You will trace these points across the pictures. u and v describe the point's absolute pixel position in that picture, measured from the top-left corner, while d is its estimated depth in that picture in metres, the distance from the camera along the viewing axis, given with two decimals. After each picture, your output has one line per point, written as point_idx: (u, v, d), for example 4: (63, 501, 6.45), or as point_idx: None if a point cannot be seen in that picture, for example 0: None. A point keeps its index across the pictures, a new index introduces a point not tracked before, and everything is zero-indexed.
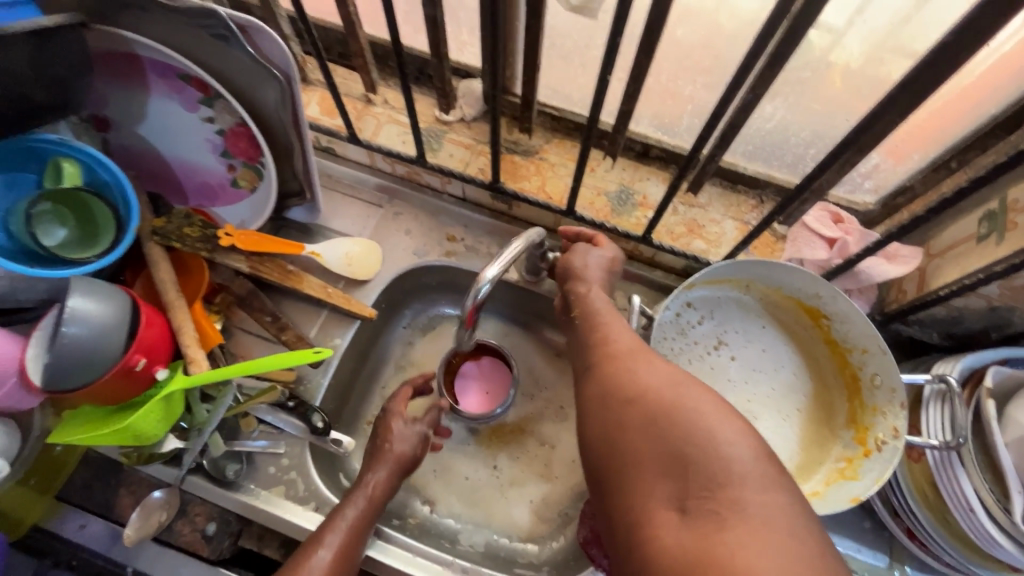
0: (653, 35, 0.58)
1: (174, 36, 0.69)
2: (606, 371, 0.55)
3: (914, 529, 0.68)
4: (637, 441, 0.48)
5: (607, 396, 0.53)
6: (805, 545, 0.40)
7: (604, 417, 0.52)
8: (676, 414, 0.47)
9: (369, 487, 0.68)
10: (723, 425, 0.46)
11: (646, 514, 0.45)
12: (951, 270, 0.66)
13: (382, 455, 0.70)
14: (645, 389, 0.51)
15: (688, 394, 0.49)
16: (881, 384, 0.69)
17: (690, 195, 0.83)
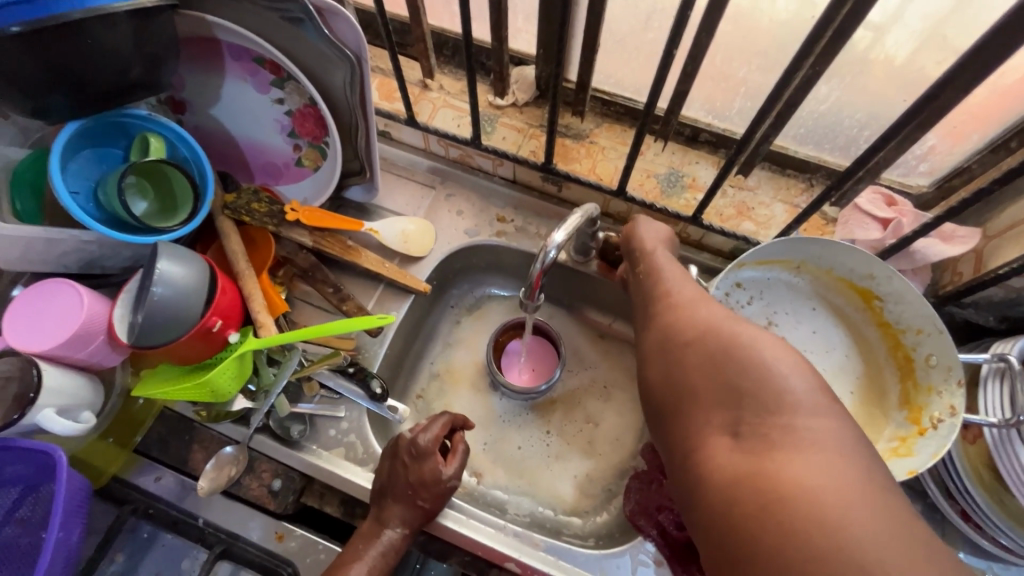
0: (716, 13, 0.60)
1: (255, 21, 0.74)
2: (667, 318, 0.60)
3: (969, 510, 0.68)
4: (695, 377, 0.53)
5: (667, 338, 0.58)
6: (853, 463, 0.44)
7: (665, 355, 0.57)
8: (731, 350, 0.51)
9: (390, 536, 0.67)
10: (777, 359, 0.49)
11: (703, 439, 0.50)
12: (1011, 249, 0.66)
13: (402, 506, 0.67)
14: (703, 330, 0.55)
15: (745, 331, 0.52)
16: (936, 364, 0.69)
17: (739, 178, 0.84)
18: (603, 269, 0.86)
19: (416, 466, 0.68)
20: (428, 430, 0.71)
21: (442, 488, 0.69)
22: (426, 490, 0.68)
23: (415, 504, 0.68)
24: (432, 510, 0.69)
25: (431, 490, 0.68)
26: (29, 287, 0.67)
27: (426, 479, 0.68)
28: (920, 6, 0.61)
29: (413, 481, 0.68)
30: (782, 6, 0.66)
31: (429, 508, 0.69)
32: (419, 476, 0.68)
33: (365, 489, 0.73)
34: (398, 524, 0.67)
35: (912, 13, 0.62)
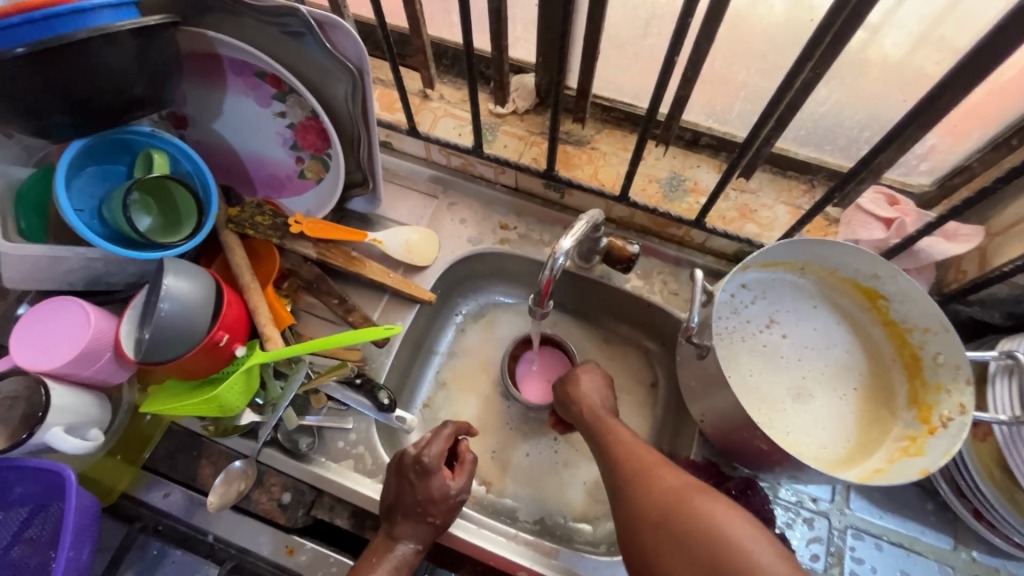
0: (716, 19, 0.60)
1: (255, 36, 0.74)
2: (629, 493, 0.59)
3: (982, 509, 0.68)
4: (660, 539, 0.54)
5: (630, 522, 0.58)
6: None
7: (635, 532, 0.57)
8: (690, 512, 0.54)
9: (401, 552, 0.66)
10: (732, 521, 0.52)
11: None
12: (1016, 245, 0.66)
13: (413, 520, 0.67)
14: (666, 496, 0.56)
15: (703, 496, 0.54)
16: (943, 362, 0.68)
17: (741, 181, 0.85)
18: (608, 275, 0.87)
19: (422, 483, 0.67)
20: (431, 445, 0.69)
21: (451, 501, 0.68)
22: (434, 506, 0.67)
23: (424, 520, 0.67)
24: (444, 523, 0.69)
25: (439, 504, 0.68)
26: (36, 305, 0.66)
27: (434, 495, 0.67)
28: (916, 8, 0.62)
29: (419, 499, 0.67)
30: (781, 10, 0.66)
31: (440, 522, 0.68)
32: (426, 493, 0.67)
33: (374, 500, 0.73)
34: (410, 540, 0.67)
35: (911, 14, 0.63)
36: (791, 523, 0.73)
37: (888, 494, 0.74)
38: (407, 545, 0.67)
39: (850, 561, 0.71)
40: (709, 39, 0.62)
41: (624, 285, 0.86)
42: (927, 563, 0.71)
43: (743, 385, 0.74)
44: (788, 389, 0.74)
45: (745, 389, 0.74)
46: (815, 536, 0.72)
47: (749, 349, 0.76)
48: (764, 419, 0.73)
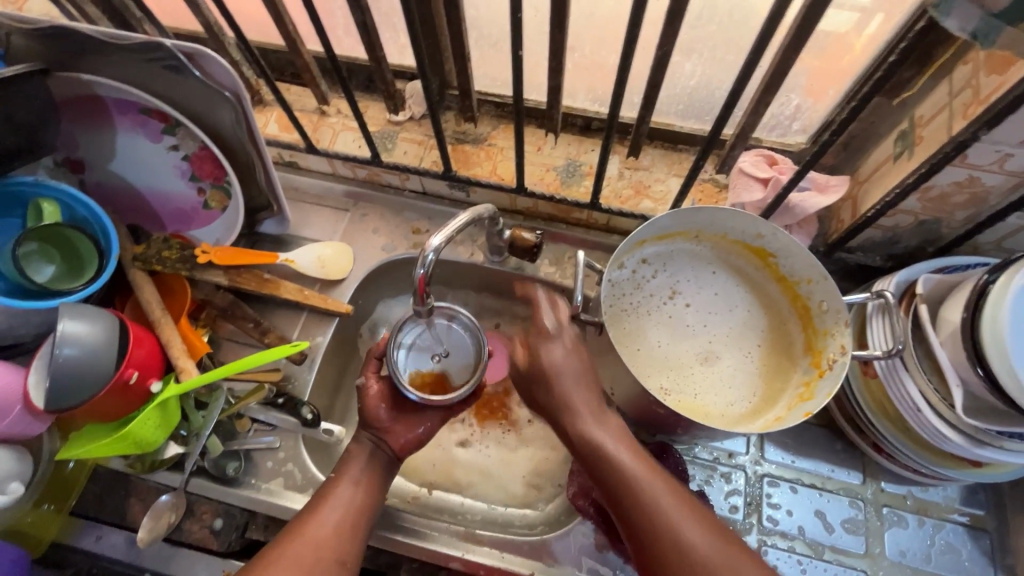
0: (560, 11, 0.63)
1: (131, 73, 0.75)
2: (630, 506, 0.59)
3: (880, 442, 0.72)
4: None
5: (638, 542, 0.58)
6: None
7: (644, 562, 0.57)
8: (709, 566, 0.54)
9: (368, 438, 0.70)
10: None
11: None
12: (875, 192, 0.70)
13: (368, 402, 0.70)
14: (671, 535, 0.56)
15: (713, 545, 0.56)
16: (827, 309, 0.72)
17: (633, 159, 0.87)
18: (520, 265, 0.89)
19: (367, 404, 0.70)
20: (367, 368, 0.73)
21: (404, 417, 0.71)
22: (388, 425, 0.70)
23: (377, 445, 0.70)
24: (407, 449, 0.71)
25: (399, 425, 0.70)
26: None
27: (370, 442, 0.70)
28: None
29: (368, 419, 0.70)
30: None
31: (395, 450, 0.70)
32: (370, 415, 0.70)
33: None
34: (331, 523, 0.62)
35: None
36: (709, 479, 0.76)
37: (798, 439, 0.78)
38: (342, 512, 0.64)
39: (767, 507, 0.74)
40: (559, 28, 0.65)
41: (537, 273, 0.88)
42: (840, 499, 0.75)
43: (649, 355, 0.76)
44: (694, 352, 0.77)
45: (653, 357, 0.76)
46: (733, 488, 0.75)
47: (654, 320, 0.79)
48: (671, 384, 0.75)
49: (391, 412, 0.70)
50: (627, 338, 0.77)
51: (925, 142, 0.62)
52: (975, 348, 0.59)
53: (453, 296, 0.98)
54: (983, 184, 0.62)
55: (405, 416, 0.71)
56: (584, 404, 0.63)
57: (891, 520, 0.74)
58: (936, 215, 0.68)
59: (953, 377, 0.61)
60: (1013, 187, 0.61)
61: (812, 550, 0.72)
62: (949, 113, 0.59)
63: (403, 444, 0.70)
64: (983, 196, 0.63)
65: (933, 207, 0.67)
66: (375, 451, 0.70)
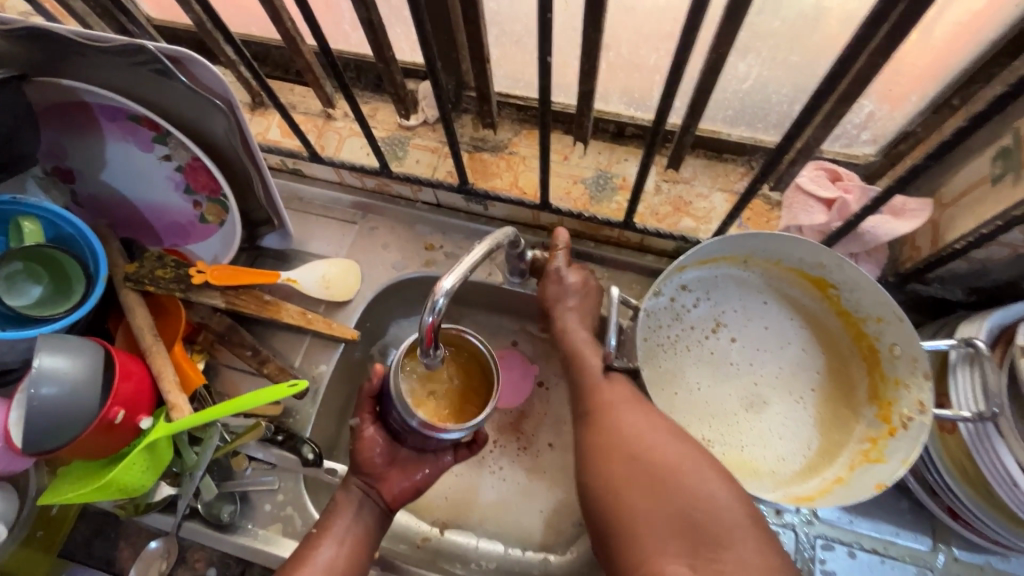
0: (597, 7, 0.53)
1: (116, 78, 0.68)
2: (602, 420, 0.58)
3: (956, 508, 0.62)
4: (639, 501, 0.52)
5: (602, 451, 0.56)
6: (768, 543, 0.49)
7: (601, 470, 0.55)
8: (678, 479, 0.51)
9: (355, 486, 0.64)
10: (704, 472, 0.52)
11: (655, 565, 0.49)
12: (965, 219, 0.59)
13: (361, 446, 0.64)
14: (640, 441, 0.55)
15: (693, 466, 0.52)
16: (901, 354, 0.62)
17: (673, 171, 0.77)
18: None
19: (359, 450, 0.64)
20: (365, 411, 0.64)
21: (400, 463, 0.65)
22: (382, 472, 0.64)
23: (367, 495, 0.64)
24: (399, 502, 0.65)
25: (393, 471, 0.65)
26: None
27: (356, 492, 0.63)
28: None
29: (361, 465, 0.64)
30: None
31: (387, 502, 0.64)
32: (364, 459, 0.64)
33: None
34: None
35: None
36: None
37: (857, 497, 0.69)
38: None
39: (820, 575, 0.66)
40: (594, 28, 0.55)
41: None
42: (905, 568, 0.66)
43: (689, 399, 0.67)
44: (739, 397, 0.68)
45: (692, 402, 0.67)
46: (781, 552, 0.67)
47: (694, 358, 0.70)
48: (712, 434, 0.66)
49: (387, 459, 0.64)
50: (663, 378, 0.68)
51: None
52: None
53: (468, 317, 0.90)
54: None
55: (401, 464, 0.65)
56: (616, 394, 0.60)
57: None
58: None
59: None
60: None
61: None
62: None
63: (396, 495, 0.64)
64: None
65: None
66: (363, 502, 0.63)
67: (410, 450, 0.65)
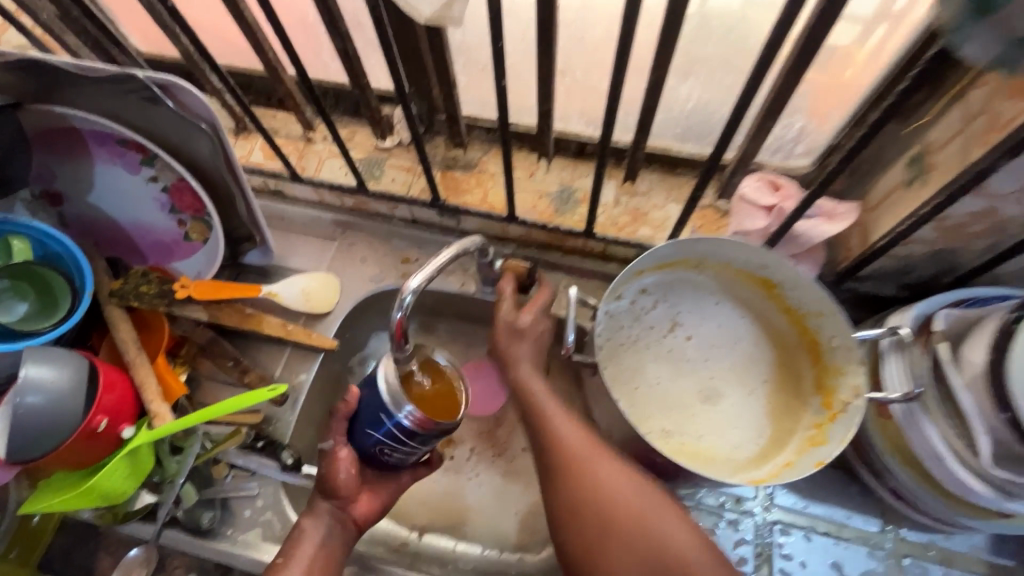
0: (547, 35, 0.60)
1: (107, 105, 0.72)
2: (571, 480, 0.62)
3: (898, 488, 0.67)
4: (615, 559, 0.59)
5: (575, 509, 0.61)
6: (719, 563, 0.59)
7: (577, 528, 0.61)
8: (645, 530, 0.59)
9: (326, 511, 0.65)
10: (665, 521, 0.60)
11: None
12: (886, 220, 0.66)
13: (337, 470, 0.64)
14: (612, 501, 0.61)
15: (655, 516, 0.60)
16: (838, 345, 0.68)
17: (630, 184, 0.83)
18: None
19: (332, 475, 0.64)
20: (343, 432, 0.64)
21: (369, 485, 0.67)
22: (355, 493, 0.66)
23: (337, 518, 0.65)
24: (367, 521, 0.67)
25: (364, 494, 0.67)
26: None
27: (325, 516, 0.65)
28: None
29: (335, 490, 0.64)
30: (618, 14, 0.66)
31: (357, 521, 0.66)
32: (336, 483, 0.64)
33: None
34: None
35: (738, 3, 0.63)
36: (715, 528, 0.71)
37: (809, 482, 0.73)
38: None
39: (779, 559, 0.69)
40: (546, 54, 0.61)
41: None
42: (857, 549, 0.69)
43: (649, 394, 0.72)
44: (696, 392, 0.72)
45: (652, 397, 0.72)
46: (741, 538, 0.70)
47: (654, 356, 0.75)
48: (672, 426, 0.71)
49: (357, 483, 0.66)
50: (625, 376, 0.73)
51: (941, 169, 0.57)
52: (1003, 396, 0.53)
53: (444, 326, 0.94)
54: (1003, 215, 0.58)
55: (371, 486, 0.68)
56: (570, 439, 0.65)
57: (913, 571, 0.68)
58: (952, 245, 0.64)
59: (977, 425, 0.56)
60: None
61: None
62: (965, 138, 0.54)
63: (367, 516, 0.66)
64: (1004, 227, 0.59)
65: (949, 237, 0.63)
66: (333, 527, 0.65)
67: (375, 471, 0.68)
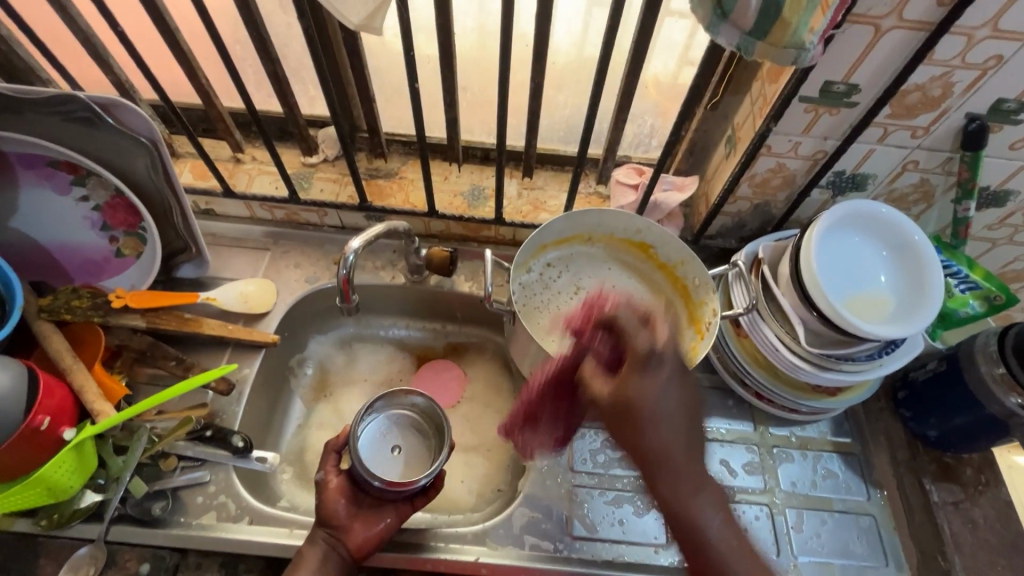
0: (447, 53, 0.75)
1: (39, 127, 0.77)
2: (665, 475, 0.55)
3: (760, 390, 0.84)
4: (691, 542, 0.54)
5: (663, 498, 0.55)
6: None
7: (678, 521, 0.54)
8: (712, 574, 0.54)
9: (325, 538, 0.69)
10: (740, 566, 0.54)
11: None
12: (717, 184, 0.87)
13: (330, 496, 0.71)
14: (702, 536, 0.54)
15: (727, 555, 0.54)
16: (699, 283, 0.86)
17: (529, 180, 1.00)
18: (439, 282, 0.97)
19: (327, 504, 0.71)
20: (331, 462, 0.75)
21: (362, 515, 0.72)
22: (346, 522, 0.70)
23: (332, 546, 0.69)
24: (363, 551, 0.70)
25: (357, 522, 0.71)
26: None
27: (327, 547, 0.69)
28: None
29: (327, 517, 0.70)
30: None
31: (352, 551, 0.69)
32: (329, 512, 0.70)
33: (250, 541, 0.73)
34: None
35: None
36: (629, 447, 0.84)
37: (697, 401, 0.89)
38: None
39: None
40: (448, 67, 0.77)
41: (455, 288, 0.97)
42: (738, 447, 0.86)
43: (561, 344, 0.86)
44: None
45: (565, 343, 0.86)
46: None
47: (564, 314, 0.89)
48: None
49: (350, 510, 0.71)
50: (541, 331, 0.87)
51: (743, 139, 0.79)
52: (805, 293, 0.73)
53: (378, 320, 1.03)
54: (789, 169, 0.81)
55: (363, 515, 0.72)
56: (666, 406, 0.56)
57: (781, 457, 0.85)
58: (764, 198, 0.86)
59: (796, 318, 0.75)
60: (809, 168, 0.80)
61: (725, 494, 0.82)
62: (753, 115, 0.76)
63: (360, 544, 0.69)
64: (792, 178, 0.82)
65: (760, 192, 0.85)
66: (329, 552, 0.69)
67: (371, 502, 0.73)
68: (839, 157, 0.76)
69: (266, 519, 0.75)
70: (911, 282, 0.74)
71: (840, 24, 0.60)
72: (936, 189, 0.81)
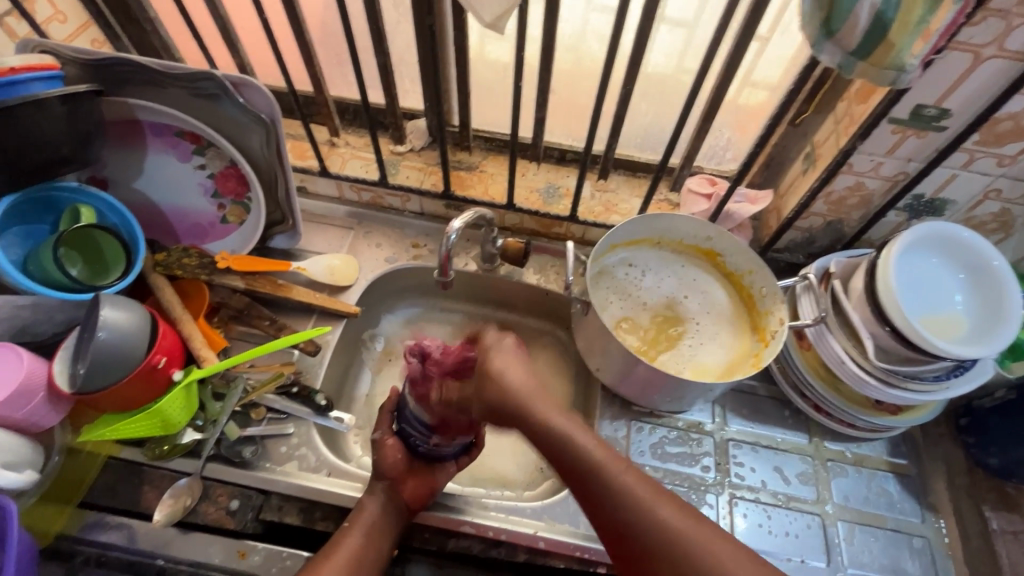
0: (548, 57, 0.81)
1: (175, 100, 0.86)
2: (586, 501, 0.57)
3: (819, 402, 0.85)
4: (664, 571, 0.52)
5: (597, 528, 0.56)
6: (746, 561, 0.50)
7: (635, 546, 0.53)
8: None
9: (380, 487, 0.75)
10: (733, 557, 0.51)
11: None
12: (792, 198, 0.89)
13: (386, 450, 0.77)
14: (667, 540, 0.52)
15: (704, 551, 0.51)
16: (767, 293, 0.88)
17: (602, 183, 1.04)
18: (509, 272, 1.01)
19: (385, 458, 0.76)
20: (382, 423, 0.80)
21: (416, 471, 0.77)
22: (402, 476, 0.76)
23: (391, 497, 0.74)
24: (417, 504, 0.76)
25: (412, 478, 0.76)
26: None
27: (384, 498, 0.74)
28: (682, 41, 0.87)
29: (385, 469, 0.75)
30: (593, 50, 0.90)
31: (408, 502, 0.75)
32: (386, 465, 0.75)
33: (327, 492, 0.79)
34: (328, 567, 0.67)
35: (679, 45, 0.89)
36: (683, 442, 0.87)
37: (753, 409, 0.90)
38: (354, 551, 0.69)
39: (734, 466, 0.86)
40: (546, 70, 0.82)
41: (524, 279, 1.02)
42: (791, 456, 0.87)
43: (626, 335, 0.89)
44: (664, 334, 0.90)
45: (621, 323, 0.90)
46: (705, 451, 0.86)
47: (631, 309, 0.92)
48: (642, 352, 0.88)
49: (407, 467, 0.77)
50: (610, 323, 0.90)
51: (823, 157, 0.81)
52: (878, 307, 0.75)
53: (446, 304, 1.09)
54: (867, 189, 0.83)
55: (419, 472, 0.77)
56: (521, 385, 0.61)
57: (835, 471, 0.86)
58: (838, 216, 0.88)
59: (864, 332, 0.77)
60: (888, 189, 0.82)
61: (777, 500, 0.83)
62: (836, 133, 0.79)
63: (415, 495, 0.75)
64: (869, 198, 0.84)
65: (835, 209, 0.87)
66: (388, 503, 0.74)
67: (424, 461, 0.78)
68: (921, 180, 0.78)
69: (343, 473, 0.81)
70: (983, 302, 0.75)
71: (942, 50, 0.63)
72: (1017, 219, 0.81)
